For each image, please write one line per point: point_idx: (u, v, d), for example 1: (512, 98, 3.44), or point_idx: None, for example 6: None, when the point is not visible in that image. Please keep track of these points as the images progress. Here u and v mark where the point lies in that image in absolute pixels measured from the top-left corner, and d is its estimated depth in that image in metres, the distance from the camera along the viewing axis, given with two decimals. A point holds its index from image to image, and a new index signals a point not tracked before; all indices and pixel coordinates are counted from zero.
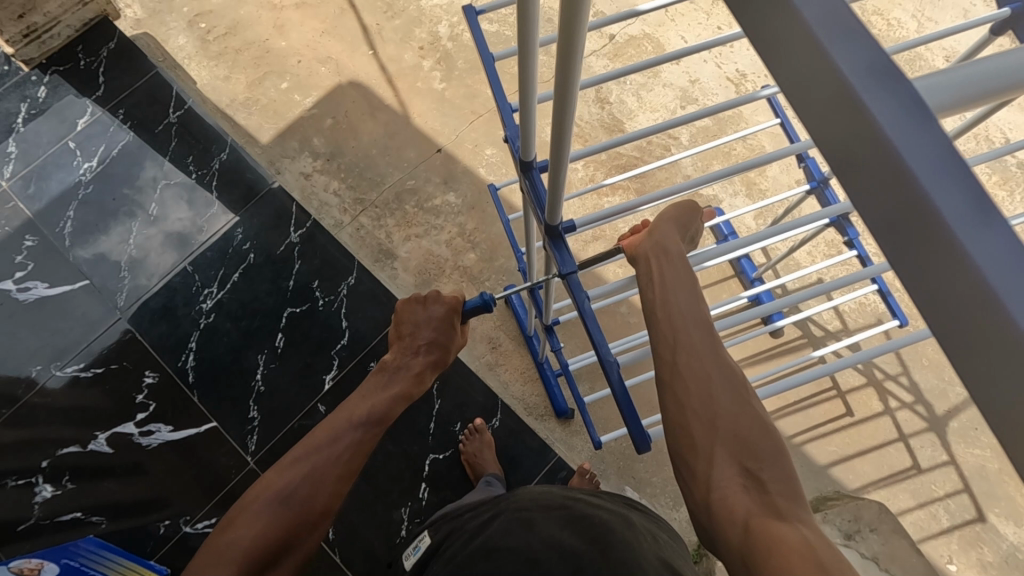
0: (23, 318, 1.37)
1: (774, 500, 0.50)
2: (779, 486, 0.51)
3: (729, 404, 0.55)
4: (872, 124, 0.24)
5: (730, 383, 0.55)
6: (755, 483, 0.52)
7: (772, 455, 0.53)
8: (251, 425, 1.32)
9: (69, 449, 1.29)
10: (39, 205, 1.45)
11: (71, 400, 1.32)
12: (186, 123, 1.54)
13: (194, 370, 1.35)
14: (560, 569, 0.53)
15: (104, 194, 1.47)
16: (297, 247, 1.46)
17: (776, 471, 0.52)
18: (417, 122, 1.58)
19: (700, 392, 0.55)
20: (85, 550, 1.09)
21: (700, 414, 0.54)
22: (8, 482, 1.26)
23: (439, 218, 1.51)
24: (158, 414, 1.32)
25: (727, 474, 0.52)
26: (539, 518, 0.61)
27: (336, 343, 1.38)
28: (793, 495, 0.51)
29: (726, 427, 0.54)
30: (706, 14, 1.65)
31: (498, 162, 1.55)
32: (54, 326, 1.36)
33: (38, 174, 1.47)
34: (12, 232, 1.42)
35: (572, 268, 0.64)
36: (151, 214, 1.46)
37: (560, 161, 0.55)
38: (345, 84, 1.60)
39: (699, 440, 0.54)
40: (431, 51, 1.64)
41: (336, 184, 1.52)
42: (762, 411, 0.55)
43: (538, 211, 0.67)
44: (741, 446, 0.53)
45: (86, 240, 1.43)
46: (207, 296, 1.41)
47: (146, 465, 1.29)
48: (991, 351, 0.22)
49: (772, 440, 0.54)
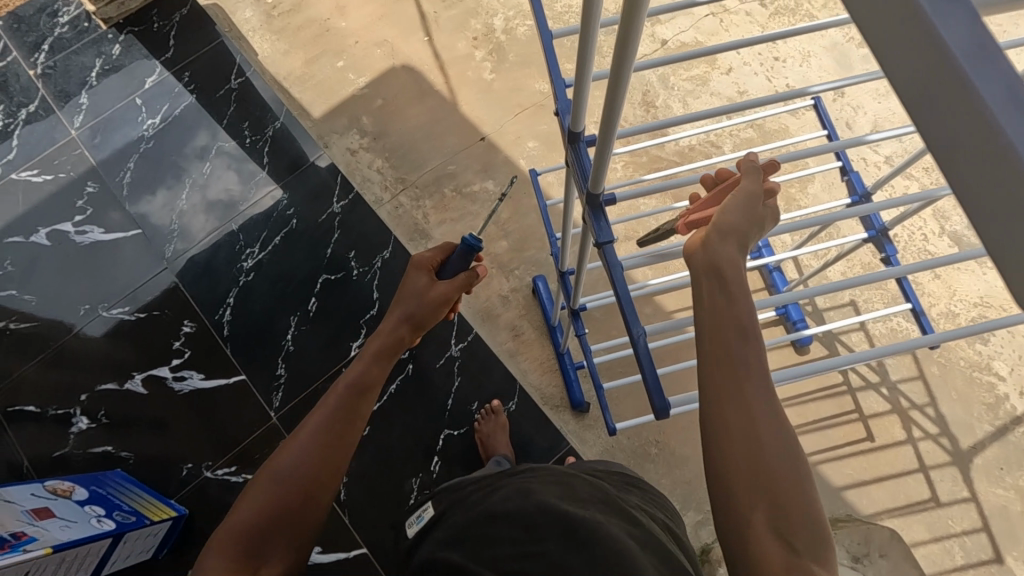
0: (77, 258, 1.44)
1: (796, 552, 0.48)
2: (808, 536, 0.49)
3: (770, 446, 0.51)
4: (914, 9, 0.25)
5: (772, 423, 0.52)
6: (778, 533, 0.49)
7: (807, 510, 0.50)
8: (277, 383, 1.36)
9: (107, 386, 1.35)
10: (102, 155, 1.53)
11: (113, 341, 1.39)
12: (244, 91, 1.61)
13: (230, 324, 1.41)
14: (552, 534, 0.56)
15: (165, 151, 1.55)
16: (337, 218, 1.51)
17: (813, 530, 0.49)
18: (465, 111, 1.63)
19: (745, 434, 0.51)
20: (112, 481, 1.16)
21: (743, 459, 0.51)
22: (49, 411, 1.33)
23: (474, 205, 1.55)
24: (192, 362, 1.38)
25: (765, 528, 0.49)
26: (539, 490, 0.62)
27: (366, 313, 1.42)
28: (819, 551, 0.49)
29: (761, 472, 0.50)
30: (761, 27, 1.65)
31: (537, 156, 1.59)
32: (104, 270, 1.44)
33: (104, 126, 1.55)
34: (75, 178, 1.50)
35: (609, 238, 0.65)
36: (205, 174, 1.53)
37: (610, 131, 0.55)
38: (398, 67, 1.66)
39: (739, 487, 0.50)
40: (484, 42, 1.69)
41: (379, 163, 1.58)
42: (807, 461, 0.51)
43: (580, 186, 0.68)
44: (781, 501, 0.50)
45: (143, 191, 1.51)
46: (249, 255, 1.46)
47: (177, 408, 1.34)
48: (1011, 223, 0.24)
49: (811, 494, 0.50)
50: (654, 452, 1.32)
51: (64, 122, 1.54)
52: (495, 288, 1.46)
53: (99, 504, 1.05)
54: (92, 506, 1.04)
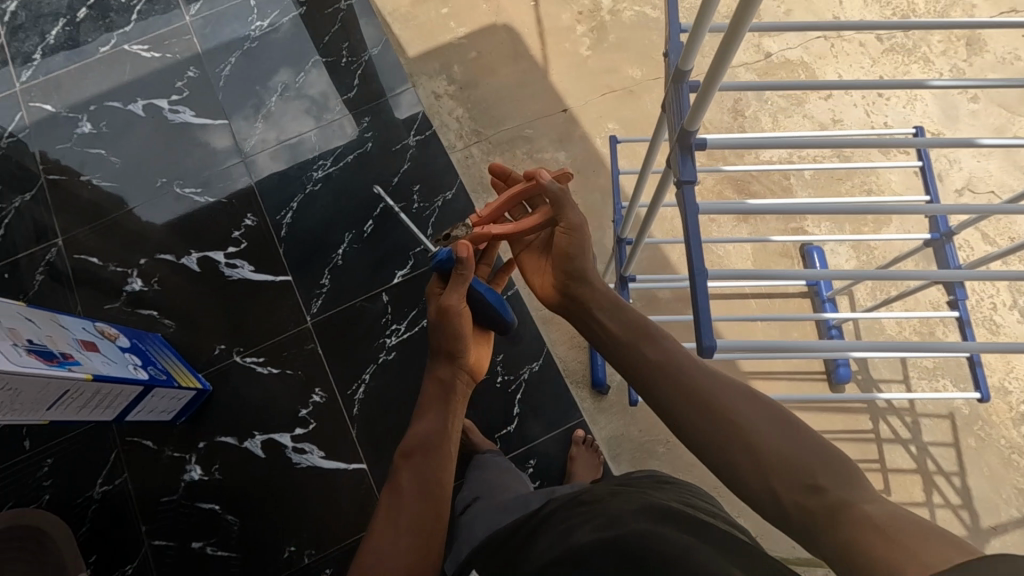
0: (164, 134, 1.47)
1: (827, 493, 0.59)
2: (831, 478, 0.60)
3: (751, 429, 0.64)
4: None
5: (740, 403, 0.66)
6: (806, 488, 0.60)
7: (818, 465, 0.61)
8: (319, 292, 1.33)
9: (164, 257, 1.36)
10: (209, 45, 1.56)
11: (178, 216, 1.40)
12: (353, 14, 1.61)
13: (288, 227, 1.39)
14: (608, 552, 0.58)
15: (267, 50, 1.57)
16: (410, 150, 1.51)
17: (826, 467, 0.61)
18: (555, 81, 1.65)
19: (730, 437, 0.64)
20: (152, 343, 1.21)
21: (740, 450, 0.64)
22: (109, 267, 1.35)
23: (542, 172, 1.56)
24: (246, 253, 1.37)
25: (785, 488, 0.61)
26: (580, 530, 0.65)
27: (418, 246, 1.38)
28: (846, 480, 0.59)
29: (756, 462, 0.63)
30: (872, 60, 1.60)
31: (616, 138, 1.59)
32: (186, 151, 1.46)
33: (217, 19, 1.58)
34: (179, 61, 1.53)
35: (691, 178, 0.54)
36: (297, 78, 1.55)
37: (738, 32, 0.48)
38: (499, 25, 1.69)
39: (753, 473, 0.63)
40: (589, 18, 1.71)
41: (459, 112, 1.61)
42: (774, 406, 0.66)
43: (673, 121, 0.58)
44: (783, 464, 0.62)
45: (238, 87, 1.53)
46: (319, 167, 1.45)
47: (222, 292, 1.33)
48: None
49: (809, 442, 0.63)
50: (661, 449, 1.31)
51: (180, 7, 1.58)
52: None
53: (138, 356, 1.10)
54: (132, 355, 1.08)
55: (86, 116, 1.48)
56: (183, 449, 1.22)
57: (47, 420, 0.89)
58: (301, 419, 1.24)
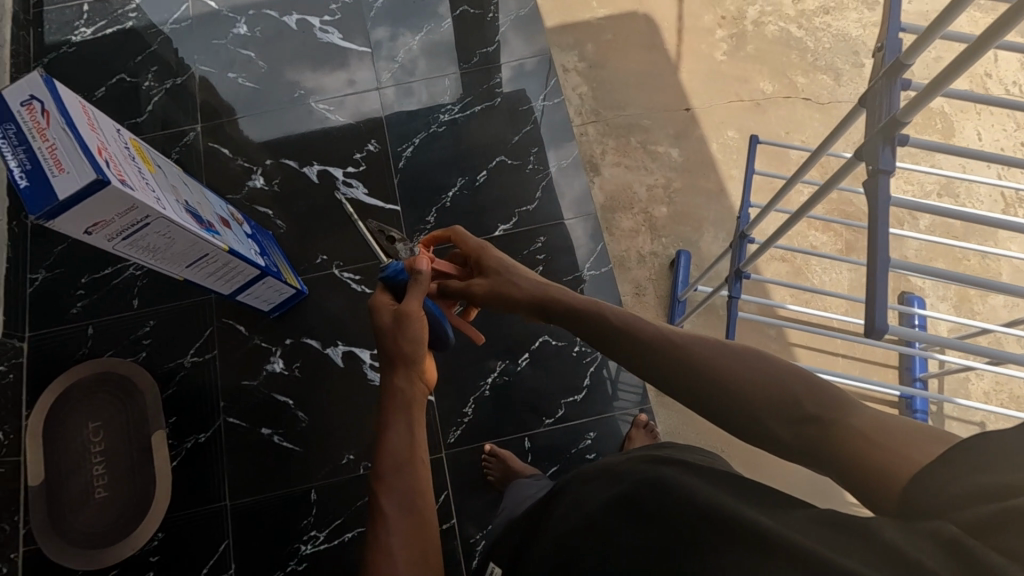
0: (310, 51, 1.50)
1: (824, 418, 0.57)
2: (822, 402, 0.58)
3: (723, 368, 0.62)
4: None
5: (709, 350, 0.64)
6: (798, 419, 0.58)
7: (800, 390, 0.59)
8: (423, 228, 1.35)
9: (288, 163, 1.40)
10: None
11: (307, 127, 1.43)
12: None
13: (406, 161, 1.39)
14: (621, 525, 0.54)
15: None
16: (536, 114, 1.45)
17: (814, 394, 0.58)
18: (683, 79, 1.65)
19: (714, 389, 0.62)
20: (266, 237, 1.26)
21: (729, 398, 0.61)
22: (237, 161, 1.40)
23: (653, 163, 1.56)
24: (363, 175, 1.38)
25: (781, 426, 0.59)
26: (593, 492, 0.62)
27: (524, 206, 1.38)
28: (835, 403, 0.57)
29: (740, 406, 0.60)
30: (1018, 126, 1.54)
31: (732, 146, 1.58)
32: (327, 70, 1.49)
33: None
34: None
35: (888, 169, 0.55)
36: (442, 29, 1.50)
37: (997, 31, 0.46)
38: (639, 14, 1.72)
39: (754, 417, 0.60)
40: (730, 24, 1.71)
41: (583, 89, 1.64)
42: (733, 346, 0.64)
43: (878, 113, 0.57)
44: (777, 401, 0.59)
45: (386, 19, 1.52)
46: (447, 110, 1.44)
47: (334, 207, 1.37)
48: None
49: (781, 373, 0.61)
50: None
51: None
52: (637, 245, 1.49)
53: (257, 244, 1.16)
54: (254, 242, 1.14)
55: (244, 20, 1.53)
56: (270, 342, 1.28)
57: (183, 277, 0.96)
58: None
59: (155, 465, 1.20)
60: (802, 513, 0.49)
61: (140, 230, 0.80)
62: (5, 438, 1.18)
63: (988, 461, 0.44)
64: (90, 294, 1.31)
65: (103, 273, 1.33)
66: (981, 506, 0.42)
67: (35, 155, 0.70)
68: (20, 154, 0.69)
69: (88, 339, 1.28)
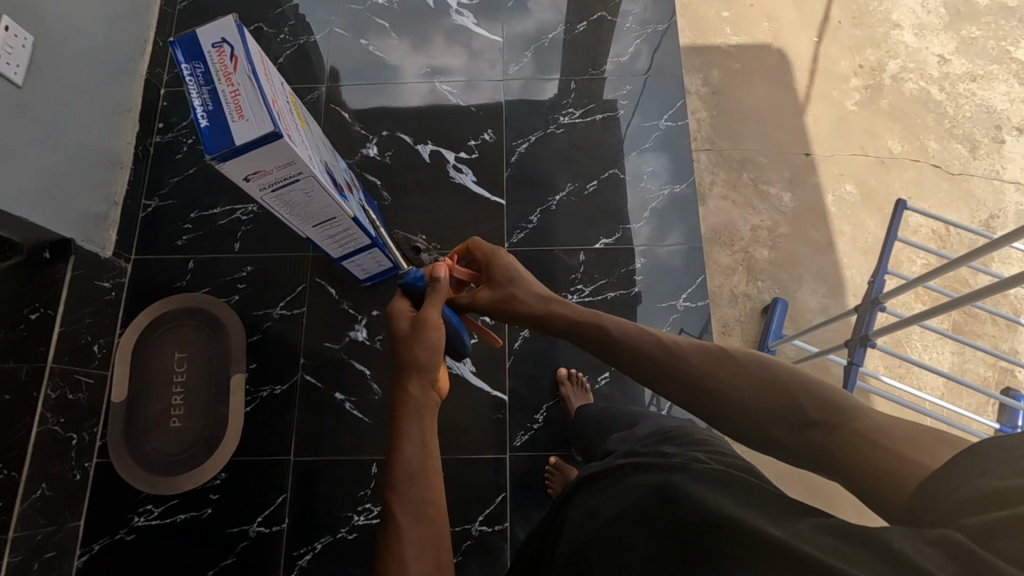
0: (442, 30, 1.50)
1: (827, 420, 0.62)
2: (826, 407, 0.62)
3: (719, 381, 0.67)
4: None
5: (704, 360, 0.69)
6: (798, 424, 0.63)
7: (799, 395, 0.64)
8: (525, 226, 1.33)
9: (403, 137, 1.40)
10: None
11: (427, 105, 1.43)
12: None
13: (520, 156, 1.38)
14: (626, 530, 0.55)
15: None
16: (657, 133, 1.40)
17: (812, 398, 0.63)
18: (809, 121, 1.59)
19: (714, 401, 0.67)
20: (373, 205, 1.26)
21: (728, 407, 0.66)
22: (355, 127, 1.42)
23: (761, 203, 1.52)
24: (475, 163, 1.38)
25: (780, 430, 0.64)
26: (600, 501, 0.63)
27: (629, 224, 1.34)
28: (834, 409, 0.62)
29: (741, 411, 0.65)
30: None
31: (848, 201, 1.51)
32: (455, 52, 1.48)
33: None
34: None
35: None
36: (575, 30, 1.48)
37: None
38: (773, 47, 1.68)
39: (755, 425, 0.65)
40: (867, 74, 1.64)
41: (703, 114, 1.60)
42: (727, 355, 0.69)
43: None
44: (778, 408, 0.64)
45: (522, 11, 1.51)
46: (568, 113, 1.42)
47: (440, 189, 1.37)
48: None
49: (778, 377, 0.65)
50: None
51: None
52: (732, 283, 1.45)
53: (371, 213, 1.16)
54: (369, 211, 1.14)
55: None
56: (357, 309, 1.30)
57: (307, 235, 0.97)
58: None
59: (230, 406, 1.23)
60: (806, 520, 0.49)
61: (289, 186, 0.81)
62: (100, 351, 1.23)
63: (990, 468, 0.46)
64: (197, 230, 1.35)
65: (212, 212, 1.36)
66: (987, 513, 0.43)
67: (218, 97, 0.71)
68: (206, 93, 0.71)
69: (188, 273, 1.32)
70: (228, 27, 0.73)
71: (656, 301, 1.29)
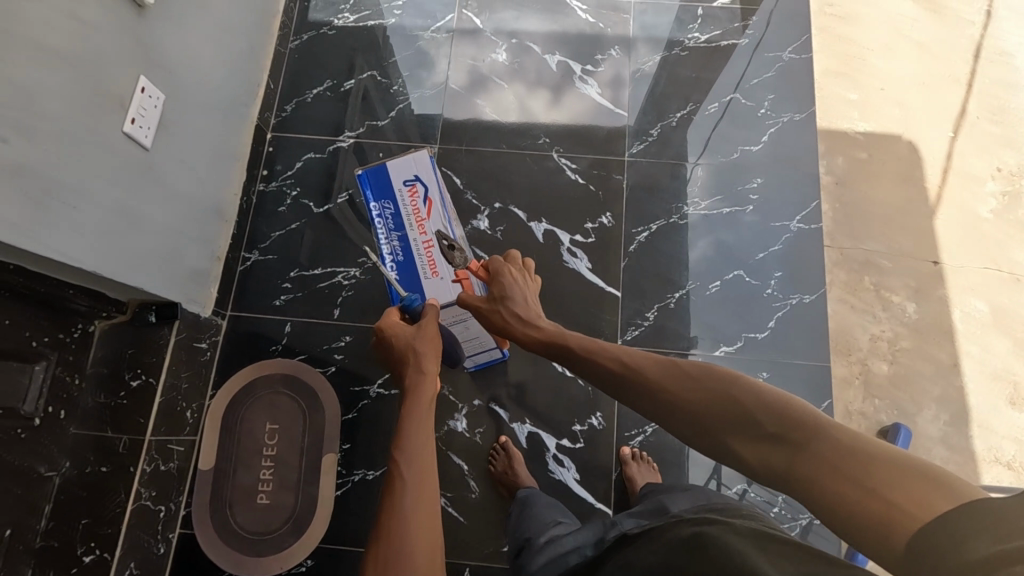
0: (564, 99, 1.42)
1: (790, 437, 0.57)
2: (786, 420, 0.58)
3: (685, 396, 0.69)
4: None
5: (672, 377, 0.72)
6: (767, 438, 0.59)
7: (756, 406, 0.62)
8: (640, 323, 1.26)
9: (516, 212, 1.33)
10: (642, 33, 1.47)
11: (544, 179, 1.36)
12: (795, 68, 1.44)
13: (639, 245, 1.31)
14: None
15: (692, 68, 1.44)
16: (788, 236, 1.31)
17: (770, 410, 0.60)
18: (945, 226, 1.49)
19: (683, 417, 0.68)
20: None
21: (696, 423, 0.67)
22: (466, 195, 1.34)
23: (883, 312, 1.42)
24: (590, 248, 1.31)
25: (745, 448, 0.61)
26: (635, 557, 0.64)
27: (751, 333, 1.25)
28: (802, 425, 0.57)
29: (705, 424, 0.66)
30: None
31: (978, 320, 1.41)
32: (575, 123, 1.40)
33: (659, 9, 1.48)
34: (607, 36, 1.47)
35: None
36: (705, 112, 1.40)
37: None
38: (904, 138, 1.57)
39: (721, 437, 0.64)
40: (1005, 179, 1.53)
41: (826, 206, 1.50)
42: (689, 367, 0.71)
43: None
44: (739, 421, 0.62)
45: (650, 86, 1.43)
46: (693, 203, 1.34)
47: (554, 273, 1.29)
48: None
49: (739, 389, 0.64)
50: None
51: None
52: (847, 398, 1.36)
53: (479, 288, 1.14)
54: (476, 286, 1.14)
55: (505, 46, 1.46)
56: (457, 396, 1.23)
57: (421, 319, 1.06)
58: (571, 433, 1.21)
59: (320, 488, 1.17)
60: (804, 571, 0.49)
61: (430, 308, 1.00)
62: (191, 417, 1.18)
63: (982, 530, 0.42)
64: (297, 290, 1.29)
65: (313, 273, 1.31)
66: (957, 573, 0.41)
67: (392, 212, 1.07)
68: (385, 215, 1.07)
69: (284, 336, 1.27)
70: (412, 164, 1.07)
71: None
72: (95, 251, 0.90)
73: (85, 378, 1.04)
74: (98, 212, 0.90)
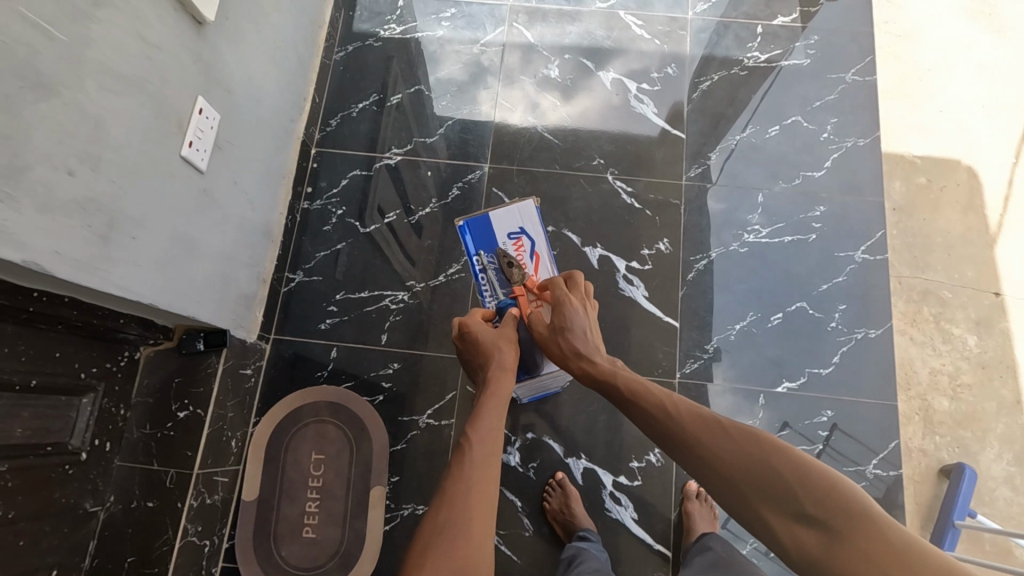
0: (618, 118, 1.38)
1: (834, 525, 0.58)
2: (833, 510, 0.59)
3: (724, 457, 0.66)
4: None
5: (714, 436, 0.68)
6: (807, 520, 0.60)
7: (799, 485, 0.61)
8: (700, 355, 1.23)
9: (569, 237, 1.29)
10: (699, 52, 1.44)
11: (598, 202, 1.31)
12: (857, 91, 1.42)
13: (697, 273, 1.27)
14: None
15: (750, 89, 1.41)
16: (853, 266, 1.29)
17: (819, 493, 0.60)
18: (1008, 246, 1.34)
19: (718, 475, 0.66)
20: None
21: (730, 486, 0.65)
22: None
23: None
24: (647, 275, 1.27)
25: (781, 524, 0.61)
26: None
27: (814, 367, 1.23)
28: (850, 518, 0.58)
29: (737, 490, 0.64)
30: None
31: None
32: (630, 143, 1.36)
33: (716, 28, 1.46)
34: (663, 54, 1.43)
35: None
36: (766, 135, 1.38)
37: None
38: None
39: (754, 506, 0.63)
40: None
41: None
42: (736, 427, 0.68)
43: None
44: (780, 497, 0.62)
45: (707, 107, 1.39)
46: (753, 231, 1.31)
47: (609, 301, 1.25)
48: None
49: (780, 463, 0.63)
50: None
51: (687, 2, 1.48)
52: None
53: None
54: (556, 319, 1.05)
55: (558, 62, 1.42)
56: (510, 428, 1.20)
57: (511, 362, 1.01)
58: (628, 470, 1.17)
59: (368, 522, 1.12)
60: None
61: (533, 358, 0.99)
62: (235, 446, 1.14)
63: None
64: (343, 313, 1.25)
65: (360, 296, 1.26)
66: None
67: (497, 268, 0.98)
68: (489, 271, 0.98)
69: (330, 362, 1.22)
70: (516, 215, 1.00)
71: (842, 463, 1.18)
72: (152, 283, 0.85)
73: (130, 407, 1.02)
74: (157, 241, 0.85)
